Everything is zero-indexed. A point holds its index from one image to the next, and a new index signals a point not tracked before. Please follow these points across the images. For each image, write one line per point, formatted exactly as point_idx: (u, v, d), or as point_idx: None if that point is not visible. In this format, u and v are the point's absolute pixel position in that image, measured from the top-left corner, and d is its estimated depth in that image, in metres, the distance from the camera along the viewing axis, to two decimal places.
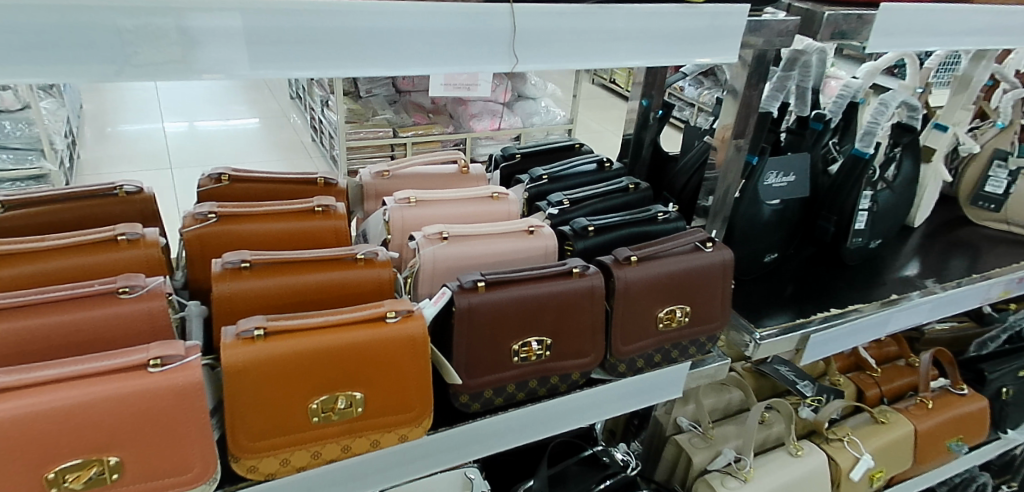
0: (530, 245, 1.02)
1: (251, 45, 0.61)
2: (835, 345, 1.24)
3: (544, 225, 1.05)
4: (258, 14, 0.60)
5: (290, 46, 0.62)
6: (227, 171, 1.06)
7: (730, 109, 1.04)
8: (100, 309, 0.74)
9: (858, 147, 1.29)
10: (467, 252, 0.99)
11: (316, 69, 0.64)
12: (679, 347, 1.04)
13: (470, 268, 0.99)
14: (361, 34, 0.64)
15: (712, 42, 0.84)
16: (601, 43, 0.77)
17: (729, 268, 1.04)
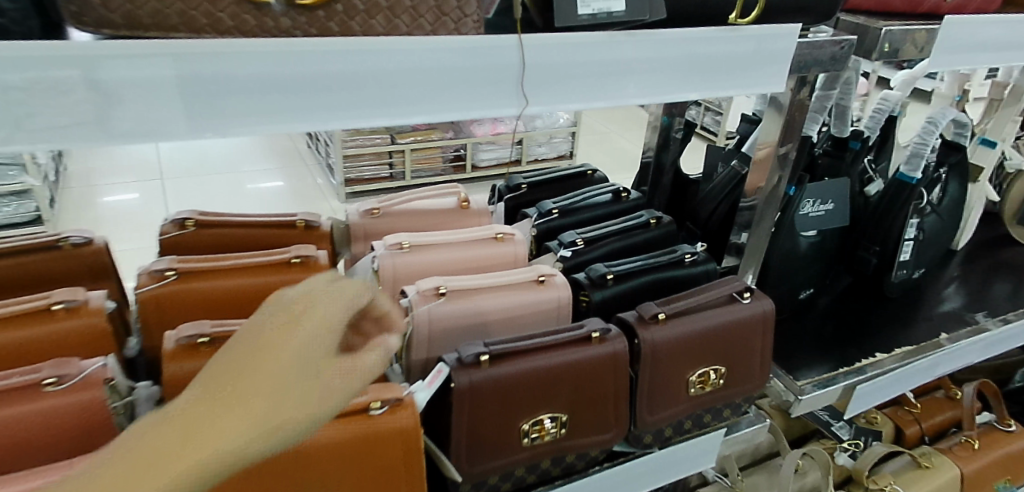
0: (539, 298, 0.89)
1: (187, 100, 0.48)
2: (882, 395, 1.11)
3: (555, 273, 0.92)
4: (196, 60, 0.47)
5: (238, 98, 0.49)
6: (193, 215, 0.93)
7: (770, 131, 0.91)
8: (20, 407, 0.61)
9: (903, 171, 1.16)
10: (468, 309, 0.85)
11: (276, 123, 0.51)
12: (712, 411, 0.91)
13: (471, 328, 0.86)
14: (331, 79, 0.52)
15: (756, 69, 0.71)
16: (626, 76, 0.64)
17: (770, 322, 0.90)
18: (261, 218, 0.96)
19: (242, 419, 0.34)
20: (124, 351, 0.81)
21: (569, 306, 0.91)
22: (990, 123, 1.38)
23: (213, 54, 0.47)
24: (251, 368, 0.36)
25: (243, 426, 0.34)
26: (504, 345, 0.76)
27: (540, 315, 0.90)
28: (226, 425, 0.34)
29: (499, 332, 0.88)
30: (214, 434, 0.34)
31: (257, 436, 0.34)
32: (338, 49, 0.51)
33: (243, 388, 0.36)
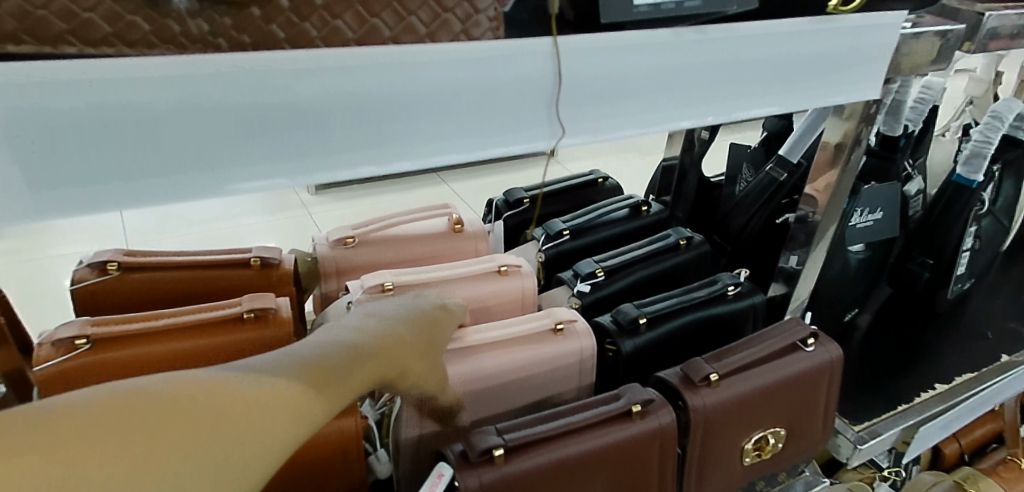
0: (558, 354, 0.71)
1: (28, 154, 0.32)
2: (943, 431, 0.97)
3: (574, 318, 0.74)
4: (46, 93, 0.31)
5: (116, 153, 0.33)
6: (117, 256, 0.75)
7: (829, 140, 0.76)
8: None
9: (960, 174, 1.00)
10: (470, 375, 0.66)
11: (184, 183, 0.36)
12: (766, 477, 0.76)
13: (477, 398, 0.67)
14: (264, 118, 0.36)
15: (839, 71, 0.54)
16: (679, 88, 0.47)
17: (838, 370, 0.75)
18: (206, 257, 0.78)
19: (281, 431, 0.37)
20: None
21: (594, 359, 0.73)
22: None
23: (71, 84, 0.31)
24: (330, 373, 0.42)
25: (321, 405, 0.40)
26: (526, 433, 0.60)
27: (559, 375, 0.72)
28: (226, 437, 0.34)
29: (511, 401, 0.70)
30: (284, 403, 0.38)
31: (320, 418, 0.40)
32: (265, 72, 0.35)
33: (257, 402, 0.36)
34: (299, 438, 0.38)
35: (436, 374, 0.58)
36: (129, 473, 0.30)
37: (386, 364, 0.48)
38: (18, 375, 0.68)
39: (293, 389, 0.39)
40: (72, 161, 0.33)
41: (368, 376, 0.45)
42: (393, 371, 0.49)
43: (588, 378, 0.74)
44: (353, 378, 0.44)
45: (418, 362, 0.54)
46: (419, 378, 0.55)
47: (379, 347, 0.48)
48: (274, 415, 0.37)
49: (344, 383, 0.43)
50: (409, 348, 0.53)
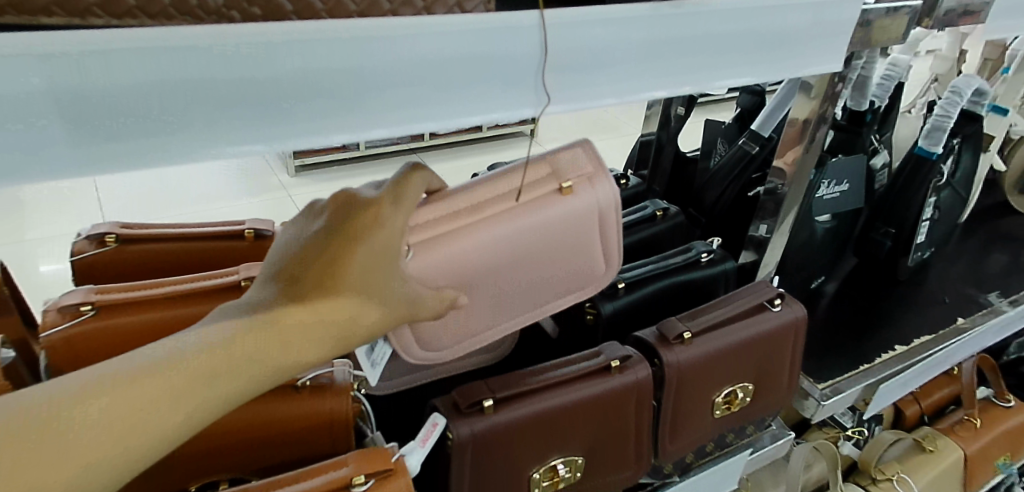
0: (577, 214, 0.61)
1: (70, 117, 0.35)
2: (903, 387, 1.04)
3: (586, 168, 0.62)
4: (93, 59, 0.34)
5: (163, 113, 0.37)
6: (114, 228, 0.77)
7: (797, 117, 0.81)
8: None
9: (922, 146, 1.06)
10: (478, 255, 0.57)
11: (218, 133, 0.39)
12: (736, 430, 0.81)
13: (492, 281, 0.59)
14: (295, 81, 0.39)
15: (797, 49, 0.60)
16: (657, 61, 0.52)
17: (803, 328, 0.80)
18: (200, 229, 0.81)
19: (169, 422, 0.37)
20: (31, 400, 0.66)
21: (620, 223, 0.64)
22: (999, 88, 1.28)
23: (114, 53, 0.34)
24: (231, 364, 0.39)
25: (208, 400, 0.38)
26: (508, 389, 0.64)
27: (580, 241, 0.63)
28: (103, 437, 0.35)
29: (531, 285, 0.62)
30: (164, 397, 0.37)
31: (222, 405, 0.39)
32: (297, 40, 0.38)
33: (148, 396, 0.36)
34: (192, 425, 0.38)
35: (394, 297, 0.45)
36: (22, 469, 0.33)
37: (287, 341, 0.41)
38: (24, 344, 0.71)
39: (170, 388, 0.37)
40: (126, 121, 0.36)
41: (284, 351, 0.41)
42: (319, 338, 0.42)
43: (617, 242, 0.65)
44: (234, 377, 0.39)
45: (363, 302, 0.43)
46: (369, 318, 0.44)
47: (321, 310, 0.42)
48: (148, 418, 0.36)
49: (232, 376, 0.39)
50: (350, 289, 0.43)
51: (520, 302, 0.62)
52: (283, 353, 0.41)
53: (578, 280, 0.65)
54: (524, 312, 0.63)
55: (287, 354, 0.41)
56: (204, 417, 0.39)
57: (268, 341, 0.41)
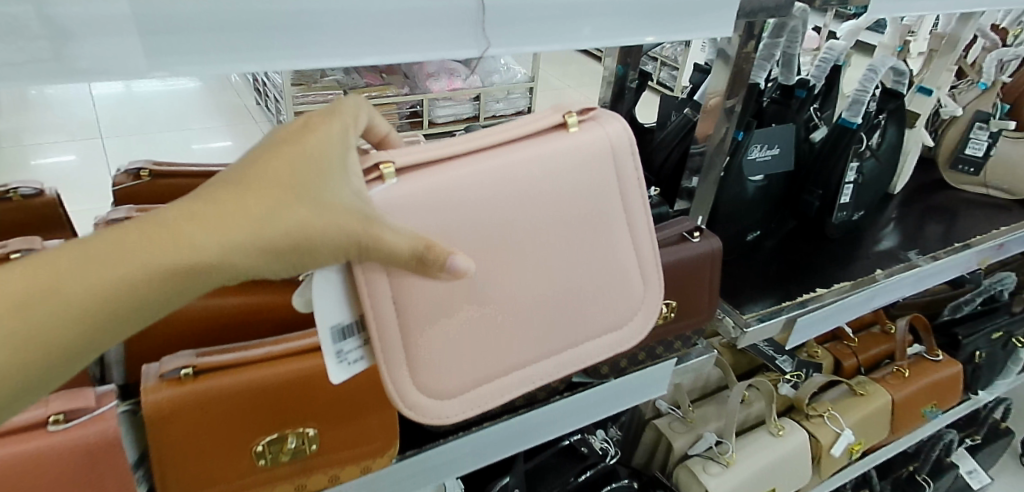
0: (586, 153, 0.66)
1: (133, 37, 0.47)
2: (821, 325, 1.19)
3: (590, 110, 0.68)
4: None
5: (197, 37, 0.49)
6: (148, 165, 0.94)
7: (716, 85, 0.96)
8: (28, 442, 0.57)
9: (844, 117, 1.22)
10: (469, 203, 0.59)
11: (238, 61, 0.52)
12: (663, 343, 0.97)
13: (497, 236, 0.61)
14: (296, 18, 0.52)
15: (709, 19, 0.75)
16: (579, 17, 0.65)
17: (719, 258, 0.95)
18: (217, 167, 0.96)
19: (137, 307, 0.43)
20: None
21: (640, 174, 0.70)
22: (927, 70, 1.43)
23: None
24: (189, 266, 0.44)
25: (172, 290, 0.44)
26: (495, 390, 0.66)
27: (601, 176, 0.67)
28: (81, 317, 0.42)
29: (552, 225, 0.64)
30: (130, 289, 0.43)
31: (186, 294, 0.45)
32: None
33: (117, 289, 0.42)
34: (158, 308, 0.45)
35: (351, 216, 0.48)
36: (27, 332, 0.40)
37: (244, 250, 0.45)
38: None
39: (137, 282, 0.43)
40: (168, 46, 0.49)
41: (242, 257, 0.45)
42: (267, 235, 0.45)
43: (630, 181, 0.69)
44: (195, 276, 0.44)
45: (317, 216, 0.47)
46: (320, 224, 0.47)
47: (283, 222, 0.46)
48: (118, 302, 0.42)
49: (180, 260, 0.43)
50: (298, 188, 0.46)
51: (524, 270, 0.63)
52: (231, 243, 0.44)
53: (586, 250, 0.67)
54: (530, 285, 0.64)
55: (232, 242, 0.44)
56: (170, 303, 0.45)
57: (234, 244, 0.44)
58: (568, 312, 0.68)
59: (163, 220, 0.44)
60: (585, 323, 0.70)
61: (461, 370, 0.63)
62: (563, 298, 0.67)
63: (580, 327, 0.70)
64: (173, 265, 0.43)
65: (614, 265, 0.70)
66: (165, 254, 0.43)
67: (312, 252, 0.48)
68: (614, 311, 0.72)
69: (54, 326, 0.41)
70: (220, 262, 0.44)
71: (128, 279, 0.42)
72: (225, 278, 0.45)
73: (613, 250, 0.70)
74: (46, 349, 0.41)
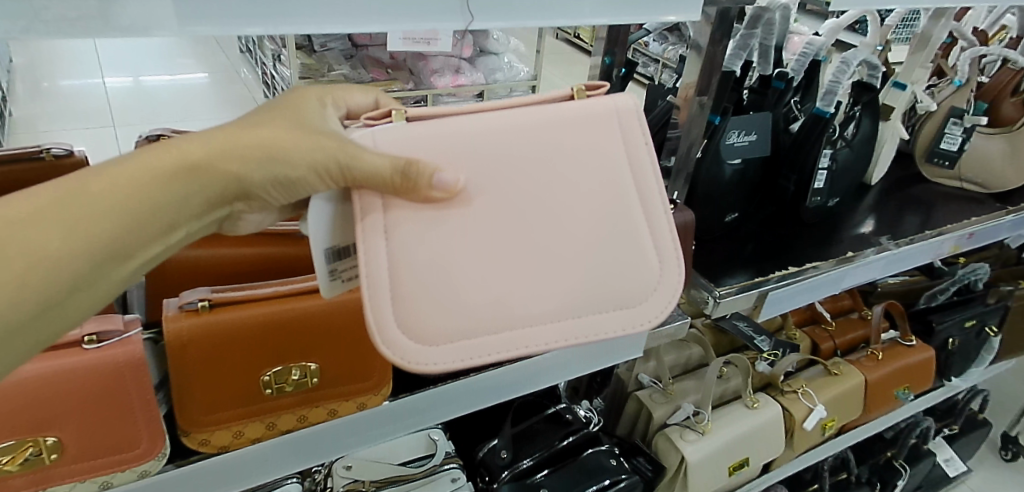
0: (586, 114, 0.68)
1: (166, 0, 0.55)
2: (791, 300, 1.26)
3: (600, 86, 0.72)
4: None
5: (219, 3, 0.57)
6: (167, 132, 1.01)
7: (690, 70, 1.03)
8: (65, 358, 0.66)
9: (819, 106, 1.30)
10: (471, 144, 0.64)
11: (253, 26, 0.59)
12: None
13: (491, 180, 0.64)
14: None
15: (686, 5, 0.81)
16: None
17: (691, 230, 1.03)
18: None
19: (151, 206, 0.54)
20: None
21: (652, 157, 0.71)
22: (902, 66, 1.51)
23: None
24: (187, 169, 0.55)
25: (176, 193, 0.55)
26: (480, 346, 0.63)
27: (604, 138, 0.69)
28: (107, 211, 0.52)
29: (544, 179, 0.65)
30: (144, 188, 0.54)
31: (188, 197, 0.56)
32: None
33: (132, 186, 0.53)
34: (167, 211, 0.55)
35: (319, 133, 0.59)
36: (66, 220, 0.51)
37: (229, 157, 0.56)
38: None
39: (148, 182, 0.54)
40: (194, 10, 0.56)
41: (226, 163, 0.56)
42: (245, 143, 0.57)
43: (638, 151, 0.70)
44: (192, 177, 0.56)
45: (287, 132, 0.58)
46: (291, 137, 0.58)
47: (261, 136, 0.58)
48: (136, 199, 0.53)
49: (179, 161, 0.55)
50: (274, 116, 0.60)
51: (518, 218, 0.64)
52: (215, 147, 0.56)
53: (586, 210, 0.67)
54: (527, 233, 0.64)
55: (221, 148, 0.56)
56: (177, 207, 0.55)
57: (221, 151, 0.56)
58: (564, 274, 0.66)
59: (171, 140, 0.56)
60: (593, 298, 0.67)
61: (451, 311, 0.62)
62: (564, 251, 0.66)
63: (581, 292, 0.67)
64: (175, 168, 0.55)
65: (618, 234, 0.69)
66: (168, 160, 0.55)
67: (282, 158, 0.57)
68: (627, 284, 0.69)
69: (93, 217, 0.52)
70: (209, 162, 0.56)
71: (141, 179, 0.54)
72: (216, 181, 0.57)
73: (622, 213, 0.69)
74: (82, 238, 0.51)
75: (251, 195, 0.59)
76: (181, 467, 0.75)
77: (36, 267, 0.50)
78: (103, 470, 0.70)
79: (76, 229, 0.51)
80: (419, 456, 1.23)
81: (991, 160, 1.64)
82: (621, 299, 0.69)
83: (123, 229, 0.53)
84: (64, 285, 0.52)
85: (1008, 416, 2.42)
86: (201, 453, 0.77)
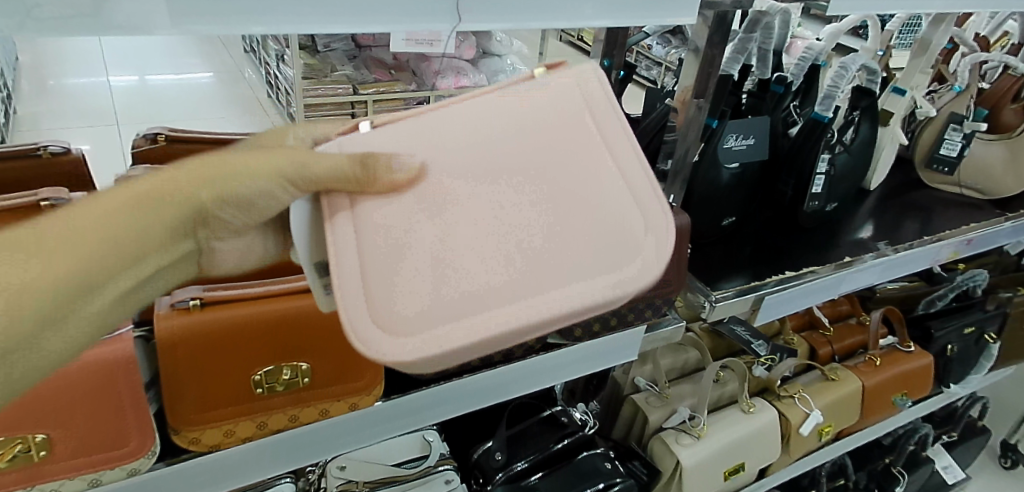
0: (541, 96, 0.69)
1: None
2: (787, 304, 1.26)
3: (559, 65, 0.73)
4: None
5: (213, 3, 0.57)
6: (165, 131, 1.01)
7: (688, 74, 1.03)
8: None
9: (817, 111, 1.30)
10: (431, 138, 0.65)
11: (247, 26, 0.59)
12: (634, 311, 1.04)
13: (451, 164, 0.64)
14: None
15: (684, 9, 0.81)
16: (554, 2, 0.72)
17: (687, 234, 1.03)
18: (225, 137, 1.03)
19: (114, 237, 0.55)
20: None
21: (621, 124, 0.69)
22: (902, 71, 1.51)
23: None
24: (142, 198, 0.57)
25: (136, 222, 0.56)
26: (460, 327, 0.58)
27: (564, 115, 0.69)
28: (69, 245, 0.54)
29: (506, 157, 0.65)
30: (105, 221, 0.55)
31: (151, 224, 0.57)
32: None
33: (93, 221, 0.55)
34: (130, 240, 0.56)
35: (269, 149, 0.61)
36: (31, 260, 0.52)
37: (181, 184, 0.58)
38: None
39: (108, 217, 0.55)
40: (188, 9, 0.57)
41: (180, 190, 0.58)
42: (197, 169, 0.59)
43: (602, 120, 0.69)
44: (147, 205, 0.57)
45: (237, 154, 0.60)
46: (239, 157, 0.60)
47: (212, 163, 0.60)
48: (98, 231, 0.55)
49: (135, 193, 0.57)
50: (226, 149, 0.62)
51: (484, 196, 0.63)
52: (169, 177, 0.58)
53: (559, 187, 0.65)
54: (495, 210, 0.62)
55: (173, 177, 0.58)
56: (139, 234, 0.56)
57: (173, 179, 0.58)
58: (544, 246, 0.62)
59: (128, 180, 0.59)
60: (582, 267, 0.62)
61: (422, 295, 0.59)
62: (539, 224, 0.63)
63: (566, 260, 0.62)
64: (131, 201, 0.56)
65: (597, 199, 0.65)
66: (123, 195, 0.57)
67: (236, 174, 0.59)
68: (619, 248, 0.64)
69: (55, 253, 0.53)
70: (166, 188, 0.58)
71: (101, 213, 0.55)
72: (173, 206, 0.58)
73: (597, 181, 0.66)
74: (46, 274, 0.52)
75: (211, 219, 0.60)
76: (171, 465, 0.75)
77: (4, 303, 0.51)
78: (92, 468, 0.70)
79: (40, 267, 0.52)
80: (413, 457, 1.23)
81: (991, 166, 1.64)
82: (615, 262, 0.63)
83: (88, 261, 0.54)
84: (35, 319, 0.52)
85: (1008, 424, 2.41)
86: (191, 451, 0.77)
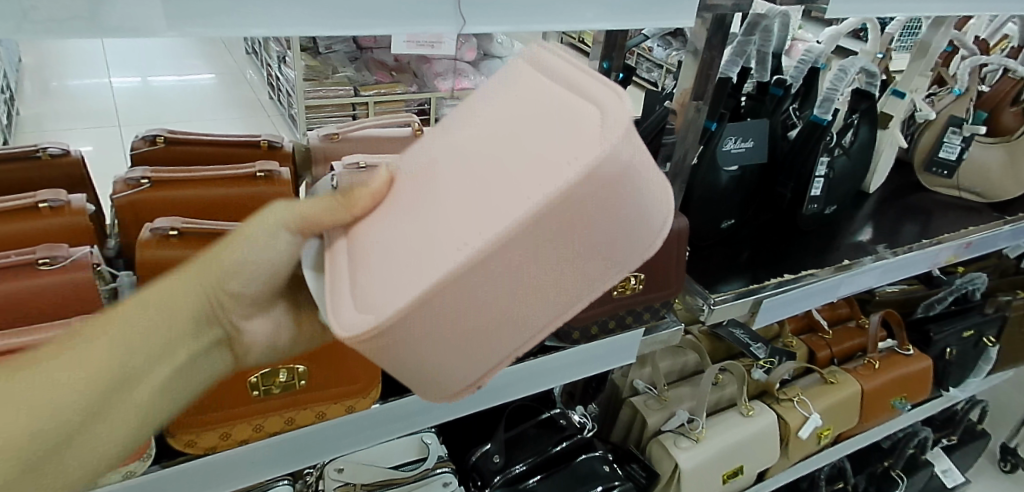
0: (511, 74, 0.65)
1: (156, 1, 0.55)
2: (786, 308, 1.25)
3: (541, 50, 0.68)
4: None
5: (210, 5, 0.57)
6: (163, 133, 1.00)
7: (687, 76, 1.03)
8: None
9: (816, 114, 1.30)
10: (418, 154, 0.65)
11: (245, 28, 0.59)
12: (633, 313, 1.04)
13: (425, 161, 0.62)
14: None
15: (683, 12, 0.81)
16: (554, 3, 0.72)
17: (685, 237, 1.03)
18: (223, 139, 1.03)
19: (139, 333, 0.57)
20: (104, 249, 0.88)
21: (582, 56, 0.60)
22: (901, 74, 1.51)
23: None
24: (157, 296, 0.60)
25: (156, 318, 0.59)
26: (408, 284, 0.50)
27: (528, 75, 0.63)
28: (97, 345, 0.55)
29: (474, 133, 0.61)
30: (127, 320, 0.58)
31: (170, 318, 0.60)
32: None
33: (118, 322, 0.57)
34: (154, 332, 0.58)
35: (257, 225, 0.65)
36: (62, 363, 0.53)
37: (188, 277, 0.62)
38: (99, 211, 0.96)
39: (129, 316, 0.58)
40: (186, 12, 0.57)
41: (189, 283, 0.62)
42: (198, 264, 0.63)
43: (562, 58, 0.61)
44: (163, 302, 0.60)
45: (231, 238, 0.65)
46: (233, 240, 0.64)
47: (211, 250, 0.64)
48: (123, 329, 0.57)
49: (149, 295, 0.60)
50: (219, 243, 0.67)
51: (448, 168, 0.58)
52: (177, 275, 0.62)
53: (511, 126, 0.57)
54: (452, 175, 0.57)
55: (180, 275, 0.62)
56: (161, 328, 0.59)
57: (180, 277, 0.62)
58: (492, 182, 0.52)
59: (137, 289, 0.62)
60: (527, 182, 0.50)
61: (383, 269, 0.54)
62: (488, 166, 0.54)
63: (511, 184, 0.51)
64: (148, 301, 0.59)
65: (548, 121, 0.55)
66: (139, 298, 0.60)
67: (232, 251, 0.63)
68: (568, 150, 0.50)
69: (85, 353, 0.54)
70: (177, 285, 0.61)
71: (122, 315, 0.58)
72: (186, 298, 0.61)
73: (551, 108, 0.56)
74: (80, 373, 0.53)
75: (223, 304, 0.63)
76: (166, 467, 0.75)
77: (46, 400, 0.51)
78: None
79: (71, 365, 0.53)
80: (411, 459, 1.23)
81: (990, 169, 1.64)
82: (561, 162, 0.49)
83: (119, 357, 0.55)
84: (78, 414, 0.52)
85: (1008, 427, 2.41)
86: (187, 454, 0.77)
